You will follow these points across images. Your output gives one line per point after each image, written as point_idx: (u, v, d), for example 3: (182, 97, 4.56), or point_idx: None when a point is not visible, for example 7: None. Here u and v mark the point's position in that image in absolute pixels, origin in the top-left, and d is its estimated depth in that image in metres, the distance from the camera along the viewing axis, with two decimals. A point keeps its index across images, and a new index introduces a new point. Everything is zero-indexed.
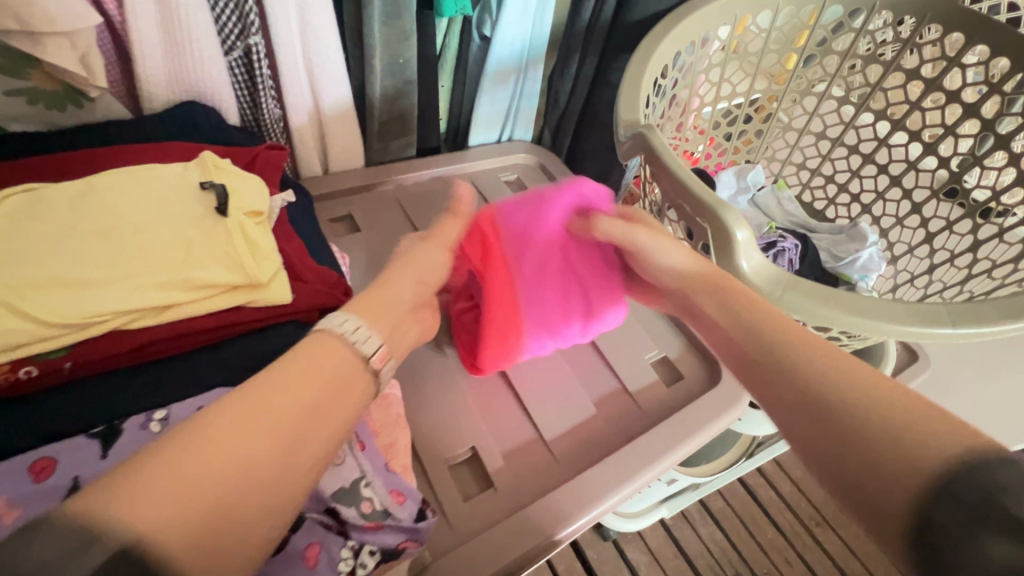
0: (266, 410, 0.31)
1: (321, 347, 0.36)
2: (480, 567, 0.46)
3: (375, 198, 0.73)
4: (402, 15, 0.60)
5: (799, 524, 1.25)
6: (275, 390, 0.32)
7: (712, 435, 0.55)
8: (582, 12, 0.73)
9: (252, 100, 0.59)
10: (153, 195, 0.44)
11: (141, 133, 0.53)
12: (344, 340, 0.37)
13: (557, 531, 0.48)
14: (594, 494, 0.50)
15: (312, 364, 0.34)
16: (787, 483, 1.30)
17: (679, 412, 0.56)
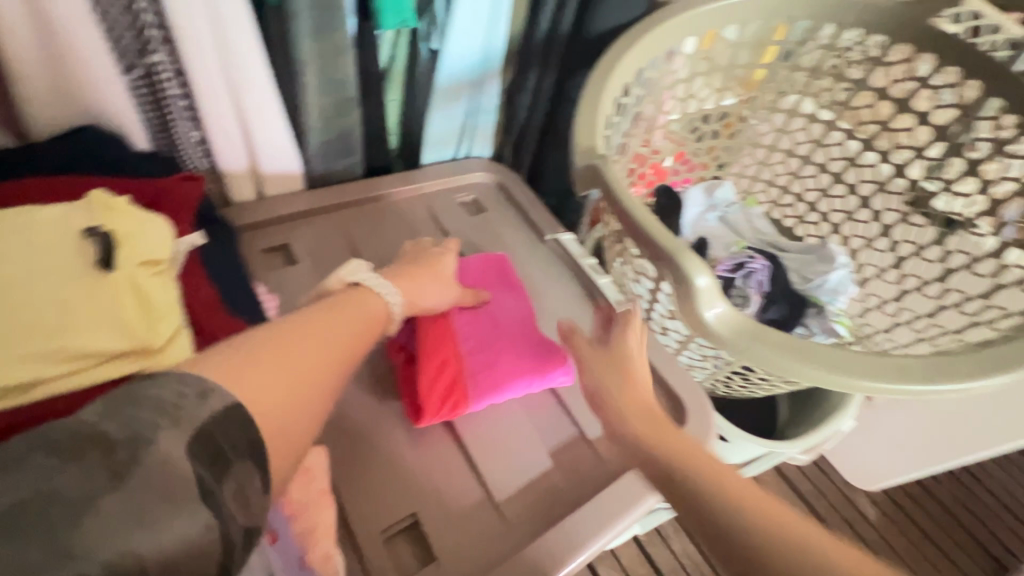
0: (309, 333, 0.41)
1: (355, 299, 0.48)
2: None
3: (315, 225, 0.67)
4: (336, 28, 0.54)
5: None
6: (315, 323, 0.43)
7: None
8: (539, 25, 0.67)
9: (163, 121, 0.53)
10: (21, 246, 0.37)
11: (24, 165, 0.46)
12: (374, 291, 0.49)
13: None
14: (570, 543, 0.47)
15: (348, 307, 0.46)
16: None
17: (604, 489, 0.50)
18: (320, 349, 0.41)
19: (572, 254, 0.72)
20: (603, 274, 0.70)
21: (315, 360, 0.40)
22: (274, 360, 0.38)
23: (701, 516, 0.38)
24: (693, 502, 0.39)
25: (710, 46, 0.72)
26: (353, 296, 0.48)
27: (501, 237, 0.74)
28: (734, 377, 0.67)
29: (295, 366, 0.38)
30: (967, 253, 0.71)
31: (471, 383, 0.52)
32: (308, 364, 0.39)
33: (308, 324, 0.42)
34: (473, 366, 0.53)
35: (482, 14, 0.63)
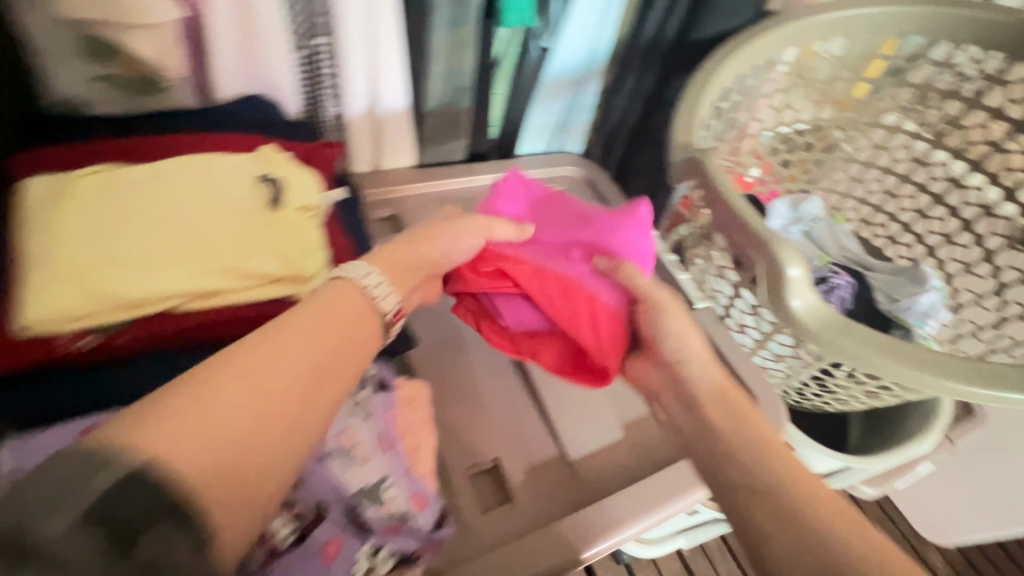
0: (271, 361, 0.35)
1: (338, 300, 0.40)
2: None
3: (422, 200, 0.74)
4: (466, 23, 0.61)
5: None
6: (280, 346, 0.36)
7: None
8: (645, 30, 0.71)
9: (314, 98, 0.61)
10: (213, 183, 0.45)
11: (203, 124, 0.55)
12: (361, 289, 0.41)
13: (585, 550, 0.47)
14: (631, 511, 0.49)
15: (328, 313, 0.39)
16: None
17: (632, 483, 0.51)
18: (267, 371, 0.34)
19: (654, 249, 0.75)
20: (684, 271, 0.73)
21: (262, 388, 0.33)
22: (228, 411, 0.32)
23: (740, 492, 0.42)
24: (767, 494, 0.40)
25: (812, 57, 0.73)
26: (335, 296, 0.40)
27: None
28: (810, 383, 0.67)
29: (249, 412, 0.33)
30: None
31: (607, 294, 0.53)
32: (240, 392, 0.33)
33: (268, 337, 0.36)
34: (595, 278, 0.54)
35: (592, 17, 0.70)
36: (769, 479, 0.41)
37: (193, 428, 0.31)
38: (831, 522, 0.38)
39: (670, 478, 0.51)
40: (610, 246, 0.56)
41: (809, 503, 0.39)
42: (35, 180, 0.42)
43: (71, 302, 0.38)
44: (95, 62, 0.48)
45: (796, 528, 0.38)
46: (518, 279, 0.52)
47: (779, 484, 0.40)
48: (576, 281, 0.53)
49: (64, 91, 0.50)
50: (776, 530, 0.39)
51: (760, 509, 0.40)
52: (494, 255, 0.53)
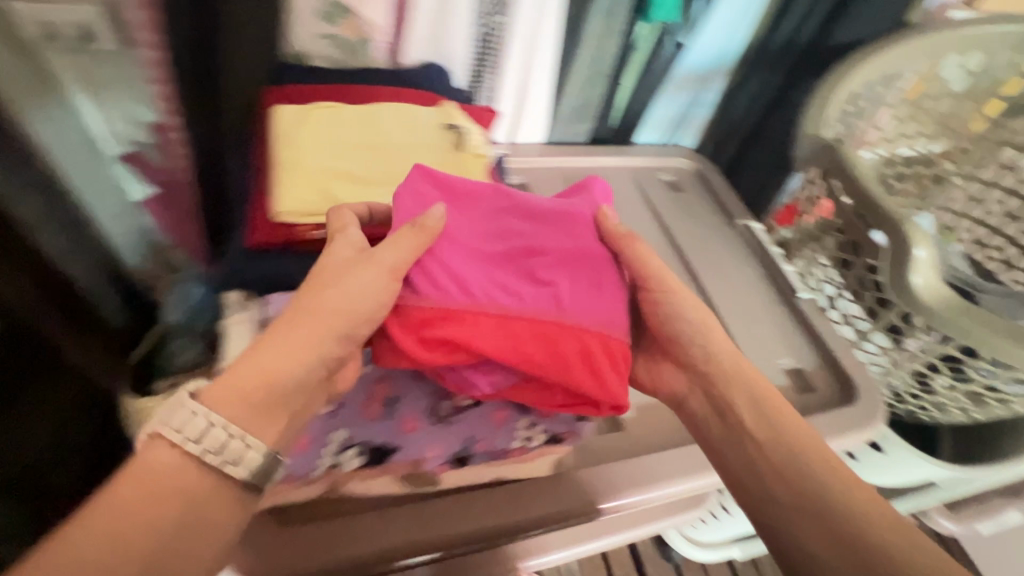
0: (147, 509, 0.34)
1: (173, 458, 0.36)
2: (551, 501, 0.51)
3: (549, 171, 0.82)
4: (620, 14, 0.70)
5: None
6: (147, 495, 0.35)
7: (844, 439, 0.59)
8: (779, 34, 0.77)
9: (479, 69, 0.70)
10: (412, 126, 0.56)
11: (391, 79, 0.65)
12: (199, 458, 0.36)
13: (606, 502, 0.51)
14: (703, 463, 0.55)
15: (176, 480, 0.36)
16: None
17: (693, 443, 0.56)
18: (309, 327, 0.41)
19: (760, 239, 0.79)
20: (788, 264, 0.76)
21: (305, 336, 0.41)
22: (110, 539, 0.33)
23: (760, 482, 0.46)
24: (796, 482, 0.44)
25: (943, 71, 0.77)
26: (165, 462, 0.36)
27: (695, 214, 0.83)
28: (912, 385, 0.68)
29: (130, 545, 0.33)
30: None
31: (589, 318, 0.44)
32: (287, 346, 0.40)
33: (314, 305, 0.42)
34: (570, 302, 0.44)
35: (731, 17, 0.75)
36: (804, 470, 0.45)
37: (246, 393, 0.38)
38: (864, 511, 0.42)
39: None
40: (573, 254, 0.47)
41: (843, 491, 0.43)
42: (288, 109, 0.54)
43: (312, 201, 0.50)
44: (329, 23, 0.61)
45: (820, 508, 0.43)
46: (475, 342, 0.41)
47: (818, 474, 0.44)
48: (548, 315, 0.43)
49: (302, 47, 0.63)
50: (811, 517, 0.43)
51: (787, 491, 0.44)
52: (431, 317, 0.42)
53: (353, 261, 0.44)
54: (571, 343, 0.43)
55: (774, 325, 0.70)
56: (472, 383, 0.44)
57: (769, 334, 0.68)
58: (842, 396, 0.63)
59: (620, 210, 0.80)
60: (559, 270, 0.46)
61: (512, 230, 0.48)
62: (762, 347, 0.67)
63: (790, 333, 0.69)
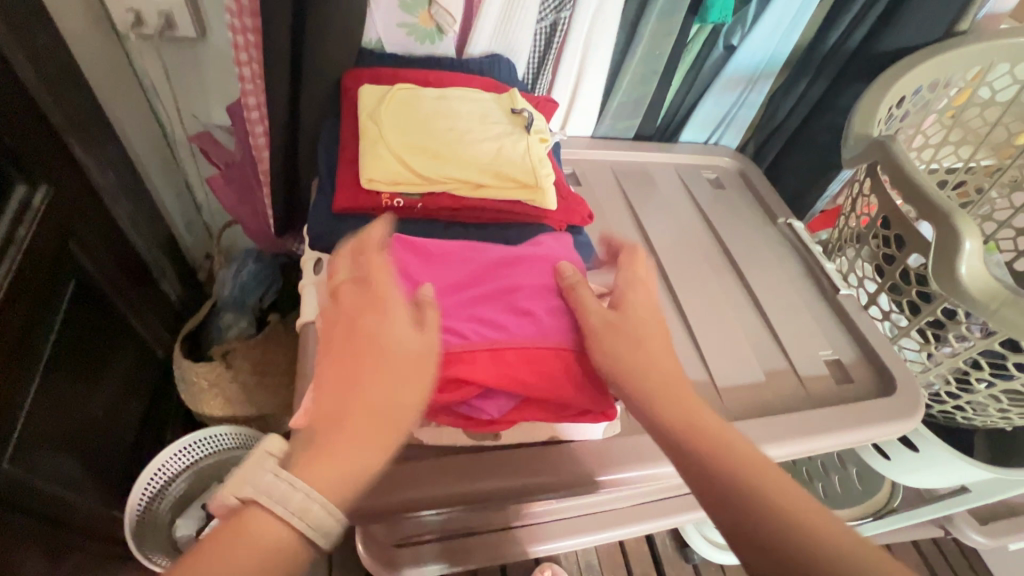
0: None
1: (260, 530, 0.35)
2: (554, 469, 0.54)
3: (597, 164, 0.85)
4: (675, 15, 0.72)
5: None
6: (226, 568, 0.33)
7: (886, 429, 0.60)
8: (828, 39, 0.79)
9: (540, 61, 0.76)
10: (483, 109, 0.60)
11: (462, 66, 0.69)
12: (293, 525, 0.36)
13: (602, 474, 0.54)
14: None
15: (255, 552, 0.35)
16: None
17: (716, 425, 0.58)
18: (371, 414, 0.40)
19: (802, 238, 0.81)
20: (828, 262, 0.78)
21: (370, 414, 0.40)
22: None
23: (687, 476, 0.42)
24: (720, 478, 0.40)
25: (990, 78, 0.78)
26: (254, 529, 0.35)
27: (736, 210, 0.85)
28: (950, 382, 0.70)
29: None
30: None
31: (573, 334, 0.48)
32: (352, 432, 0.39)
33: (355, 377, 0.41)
34: (558, 326, 0.48)
35: (784, 22, 0.77)
36: (716, 454, 0.41)
37: (341, 470, 0.38)
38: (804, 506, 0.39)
39: (794, 421, 0.59)
40: (547, 286, 0.50)
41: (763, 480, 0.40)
42: (370, 88, 0.58)
43: (393, 170, 0.54)
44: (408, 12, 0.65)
45: (760, 512, 0.39)
46: (482, 375, 0.45)
47: (734, 462, 0.41)
48: (538, 342, 0.47)
49: (378, 35, 0.67)
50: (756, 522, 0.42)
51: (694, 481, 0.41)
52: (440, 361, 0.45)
53: (389, 343, 0.42)
54: (569, 362, 0.47)
55: (814, 318, 0.72)
56: (489, 412, 0.47)
57: (810, 327, 0.70)
58: (882, 389, 0.65)
59: (665, 203, 0.82)
60: (543, 300, 0.49)
61: (491, 270, 0.51)
62: (803, 338, 0.69)
63: (830, 327, 0.71)
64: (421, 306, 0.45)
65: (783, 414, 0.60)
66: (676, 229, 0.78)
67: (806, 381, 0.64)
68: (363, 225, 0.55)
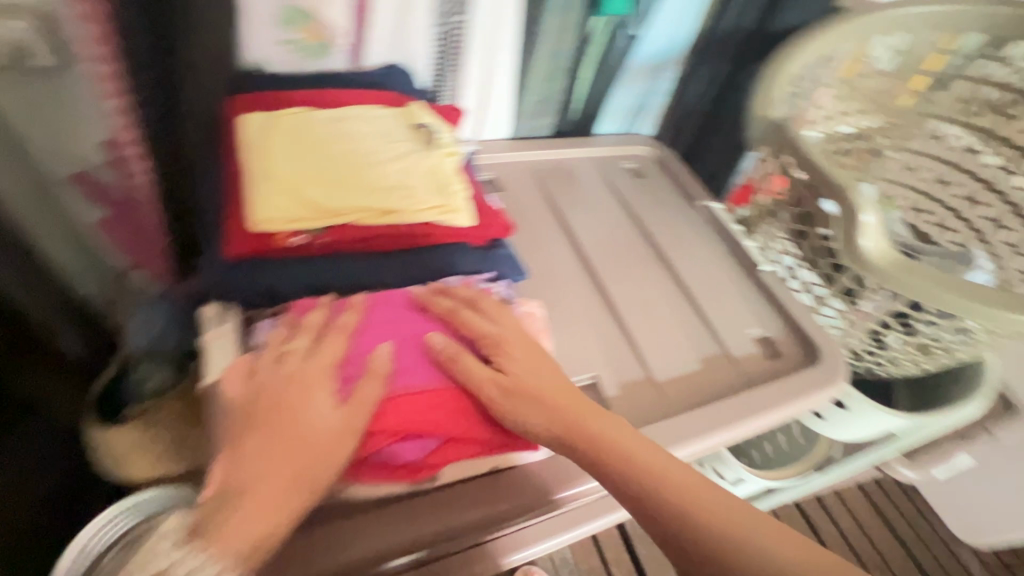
0: None
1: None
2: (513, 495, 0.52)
3: (517, 166, 0.83)
4: (574, 9, 0.73)
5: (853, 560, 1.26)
6: None
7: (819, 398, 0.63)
8: (725, 21, 0.80)
9: (442, 67, 0.72)
10: (383, 128, 0.57)
11: (357, 81, 0.65)
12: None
13: (561, 491, 0.53)
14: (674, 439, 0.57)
15: None
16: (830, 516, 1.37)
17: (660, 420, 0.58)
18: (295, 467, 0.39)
19: (721, 219, 0.83)
20: (749, 240, 0.80)
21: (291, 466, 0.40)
22: None
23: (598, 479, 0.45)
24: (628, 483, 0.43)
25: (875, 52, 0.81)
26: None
27: (658, 197, 0.86)
28: (868, 341, 0.74)
29: None
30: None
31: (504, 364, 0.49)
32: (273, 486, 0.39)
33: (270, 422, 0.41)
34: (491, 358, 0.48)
35: (680, 10, 0.78)
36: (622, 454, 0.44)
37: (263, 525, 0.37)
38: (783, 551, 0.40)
39: (732, 405, 0.60)
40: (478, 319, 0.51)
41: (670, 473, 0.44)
42: (254, 117, 0.53)
43: (288, 207, 0.49)
44: (288, 27, 0.60)
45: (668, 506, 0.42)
46: (418, 418, 0.45)
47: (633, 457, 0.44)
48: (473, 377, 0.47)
49: (260, 55, 0.62)
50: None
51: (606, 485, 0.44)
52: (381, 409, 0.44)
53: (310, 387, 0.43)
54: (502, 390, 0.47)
55: (741, 297, 0.73)
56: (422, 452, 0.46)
57: (738, 307, 0.72)
58: (809, 358, 0.68)
59: (587, 199, 0.82)
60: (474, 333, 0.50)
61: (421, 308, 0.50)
62: (731, 319, 0.70)
63: (755, 304, 0.73)
64: (369, 364, 0.45)
65: (720, 400, 0.61)
66: (602, 225, 0.78)
67: (740, 362, 0.66)
68: (263, 269, 0.50)
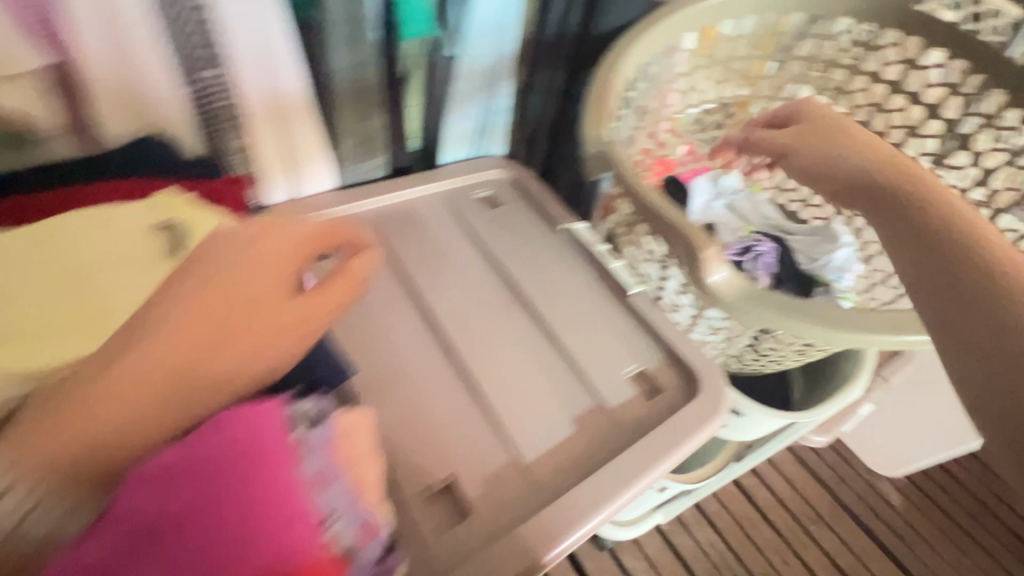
0: None
1: None
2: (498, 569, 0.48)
3: (347, 222, 0.72)
4: (363, 34, 0.61)
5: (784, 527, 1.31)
6: None
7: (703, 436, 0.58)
8: (548, 29, 0.71)
9: (215, 130, 0.59)
10: (107, 237, 0.47)
11: (92, 171, 0.52)
12: None
13: (546, 552, 0.49)
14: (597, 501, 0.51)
15: None
16: None
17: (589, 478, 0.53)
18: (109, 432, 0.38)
19: (586, 240, 0.75)
20: (616, 258, 0.73)
21: (136, 415, 0.39)
22: None
23: None
24: None
25: (720, 35, 0.75)
26: None
27: (518, 227, 0.78)
28: (747, 349, 0.73)
29: None
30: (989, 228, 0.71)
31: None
32: (84, 444, 0.38)
33: None
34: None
35: (495, 21, 0.69)
36: None
37: None
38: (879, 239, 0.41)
39: (613, 474, 0.54)
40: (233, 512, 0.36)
41: None
42: None
43: None
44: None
45: None
46: None
47: None
48: None
49: None
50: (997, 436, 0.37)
51: None
52: None
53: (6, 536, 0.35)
54: None
55: (611, 332, 0.67)
56: None
57: (610, 343, 0.66)
58: (687, 388, 0.63)
59: (434, 247, 0.72)
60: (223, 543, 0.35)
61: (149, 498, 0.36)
62: (603, 363, 0.64)
63: (631, 336, 0.67)
64: None
65: (598, 471, 0.54)
66: (453, 278, 0.69)
67: (618, 414, 0.60)
68: None
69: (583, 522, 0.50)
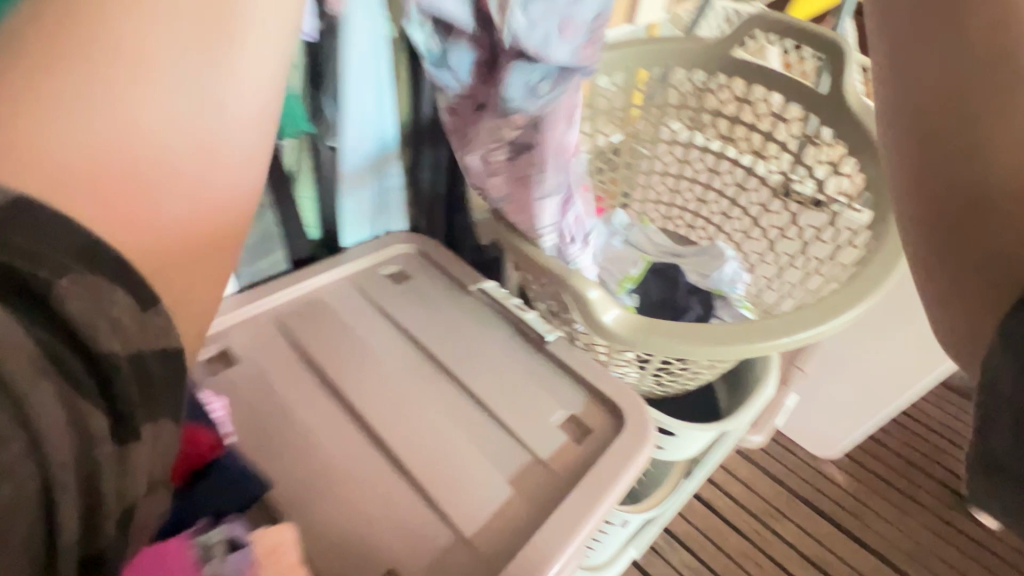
0: None
1: None
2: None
3: (252, 325, 0.71)
4: None
5: (754, 522, 1.52)
6: None
7: (643, 458, 0.60)
8: (423, 108, 0.76)
9: None
10: None
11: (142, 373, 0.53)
12: None
13: (568, 539, 0.53)
14: (584, 508, 0.55)
15: None
16: (721, 499, 1.55)
17: (583, 480, 0.57)
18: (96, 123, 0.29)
19: (497, 297, 0.76)
20: (527, 311, 0.75)
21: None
22: None
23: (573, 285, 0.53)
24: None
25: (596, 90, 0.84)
26: None
27: (431, 294, 0.78)
28: (662, 374, 0.78)
29: None
30: (831, 226, 0.79)
31: None
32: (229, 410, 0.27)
33: None
34: None
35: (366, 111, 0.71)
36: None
37: None
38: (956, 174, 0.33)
39: (553, 528, 0.53)
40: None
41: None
42: None
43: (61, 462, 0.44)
44: None
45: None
46: None
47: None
48: None
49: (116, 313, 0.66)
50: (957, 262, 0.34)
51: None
52: None
53: None
54: None
55: (538, 381, 0.68)
56: None
57: (536, 396, 0.67)
58: (616, 424, 0.65)
59: (347, 331, 0.71)
60: None
61: None
62: (535, 417, 0.65)
63: (554, 385, 0.68)
64: None
65: (541, 528, 0.54)
66: (371, 358, 0.68)
67: (552, 465, 0.61)
68: None
69: (603, 501, 0.56)
